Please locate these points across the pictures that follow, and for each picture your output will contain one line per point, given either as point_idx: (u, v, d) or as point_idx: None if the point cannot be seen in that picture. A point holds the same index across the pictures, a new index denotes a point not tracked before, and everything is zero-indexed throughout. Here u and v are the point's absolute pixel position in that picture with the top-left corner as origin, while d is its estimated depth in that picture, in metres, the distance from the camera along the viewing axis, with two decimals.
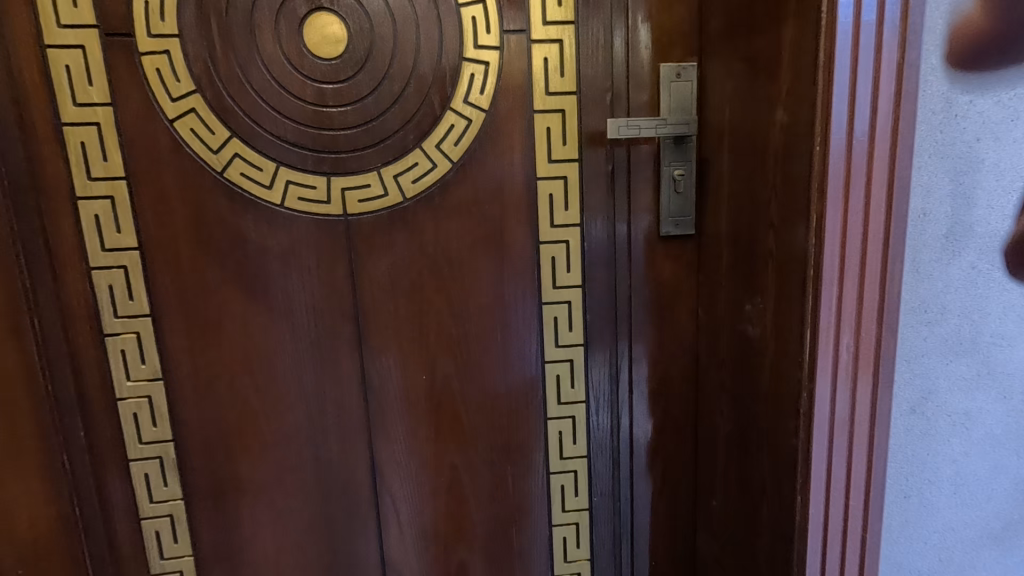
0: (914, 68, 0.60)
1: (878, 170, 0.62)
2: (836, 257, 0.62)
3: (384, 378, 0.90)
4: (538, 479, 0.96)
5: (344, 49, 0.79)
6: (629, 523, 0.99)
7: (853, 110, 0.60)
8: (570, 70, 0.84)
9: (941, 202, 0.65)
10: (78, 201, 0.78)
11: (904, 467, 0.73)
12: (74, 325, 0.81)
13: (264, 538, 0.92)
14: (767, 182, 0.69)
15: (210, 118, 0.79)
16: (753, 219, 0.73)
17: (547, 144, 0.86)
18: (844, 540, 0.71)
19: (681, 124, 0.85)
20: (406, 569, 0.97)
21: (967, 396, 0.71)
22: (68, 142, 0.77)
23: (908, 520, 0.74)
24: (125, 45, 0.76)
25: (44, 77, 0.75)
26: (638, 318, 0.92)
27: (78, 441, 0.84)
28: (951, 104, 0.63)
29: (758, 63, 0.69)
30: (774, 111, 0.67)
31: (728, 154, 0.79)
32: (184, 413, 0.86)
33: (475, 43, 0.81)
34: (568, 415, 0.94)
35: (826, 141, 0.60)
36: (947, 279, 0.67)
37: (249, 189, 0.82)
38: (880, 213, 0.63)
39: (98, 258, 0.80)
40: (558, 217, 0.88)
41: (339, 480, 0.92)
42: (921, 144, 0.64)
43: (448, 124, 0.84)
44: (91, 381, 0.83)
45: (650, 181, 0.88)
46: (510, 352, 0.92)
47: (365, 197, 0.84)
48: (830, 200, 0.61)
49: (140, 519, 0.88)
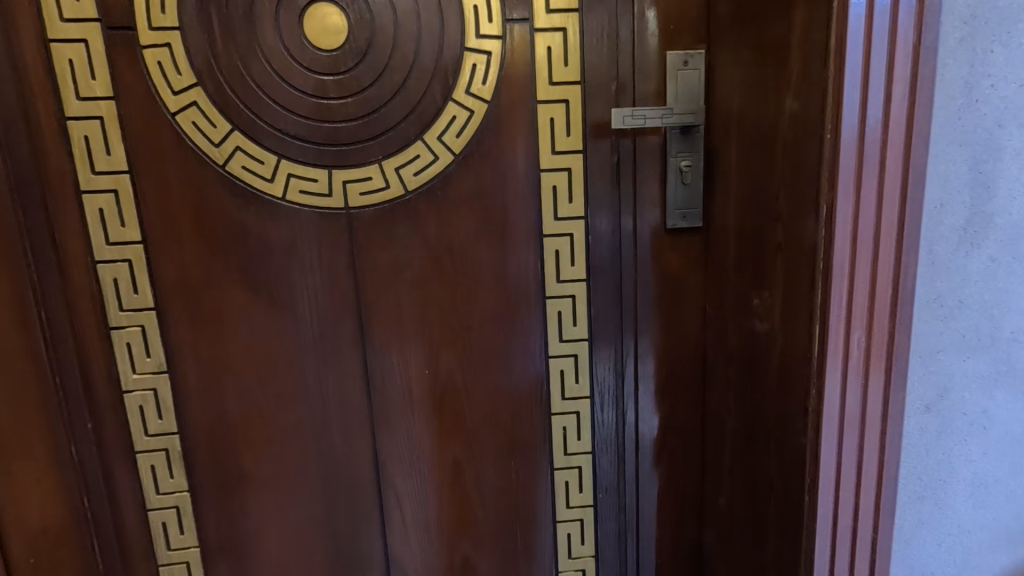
0: (931, 51, 0.58)
1: (893, 158, 0.59)
2: (847, 250, 0.60)
3: (387, 372, 0.90)
4: (542, 475, 0.95)
5: (345, 40, 0.78)
6: (634, 520, 0.98)
7: (866, 96, 0.57)
8: (574, 59, 0.82)
9: (959, 191, 0.63)
10: (83, 195, 0.79)
11: (917, 467, 0.70)
12: (80, 318, 0.82)
13: (269, 531, 0.93)
14: (776, 172, 0.67)
15: (211, 111, 0.79)
16: (761, 211, 0.71)
17: (551, 135, 0.84)
18: (853, 541, 0.69)
19: (688, 113, 0.83)
20: (409, 563, 0.97)
21: (986, 394, 0.68)
22: (72, 136, 0.77)
23: (922, 521, 0.72)
24: (127, 39, 0.76)
25: (48, 71, 0.75)
26: (644, 312, 0.91)
27: (85, 432, 0.85)
28: (971, 89, 0.61)
29: (767, 48, 0.67)
30: (784, 99, 0.64)
31: (736, 144, 0.76)
32: (188, 406, 0.87)
33: (477, 32, 0.80)
34: (572, 411, 0.93)
35: (837, 128, 0.58)
36: (965, 272, 0.65)
37: (251, 183, 0.82)
38: (894, 203, 0.60)
39: (103, 252, 0.81)
40: (562, 209, 0.86)
41: (343, 473, 0.92)
42: (938, 131, 0.61)
43: (450, 115, 0.82)
44: (97, 374, 0.84)
45: (656, 173, 0.86)
46: (513, 346, 0.91)
47: (367, 189, 0.83)
48: (841, 189, 0.59)
49: (146, 511, 0.89)
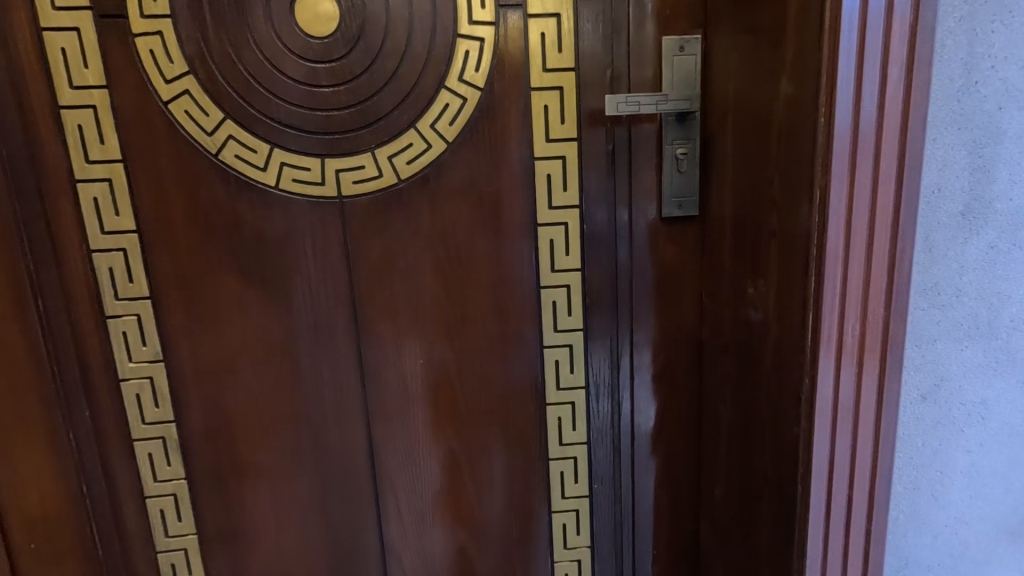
0: (929, 32, 0.56)
1: (889, 142, 0.58)
2: (841, 236, 0.59)
3: (381, 362, 0.90)
4: (537, 466, 0.95)
5: (336, 28, 0.78)
6: (630, 511, 0.98)
7: (861, 78, 0.56)
8: (568, 45, 0.81)
9: (957, 176, 0.61)
10: (77, 184, 0.79)
11: (913, 458, 0.69)
12: (77, 307, 0.83)
13: (265, 519, 0.93)
14: (770, 159, 0.66)
15: (203, 99, 0.79)
16: (756, 198, 0.70)
17: (545, 122, 0.83)
18: (847, 532, 0.68)
19: (683, 100, 0.81)
20: (405, 551, 0.98)
21: (984, 384, 0.67)
22: (66, 125, 0.77)
23: (917, 512, 0.71)
24: (118, 27, 0.76)
25: (40, 60, 0.76)
26: (639, 303, 0.90)
27: (83, 420, 0.86)
28: (970, 71, 0.59)
29: (763, 31, 0.66)
30: (778, 82, 0.63)
31: (731, 130, 0.75)
32: (184, 395, 0.87)
33: (470, 18, 0.79)
34: (567, 402, 0.92)
35: (830, 111, 0.56)
36: (963, 259, 0.63)
37: (244, 172, 0.81)
38: (890, 189, 0.59)
39: (98, 241, 0.81)
40: (556, 198, 0.85)
41: (338, 462, 0.93)
42: (936, 114, 0.60)
43: (443, 103, 0.82)
44: (94, 362, 0.85)
45: (652, 161, 0.85)
46: (508, 336, 0.90)
47: (359, 178, 0.83)
48: (835, 174, 0.58)
49: (144, 498, 0.90)
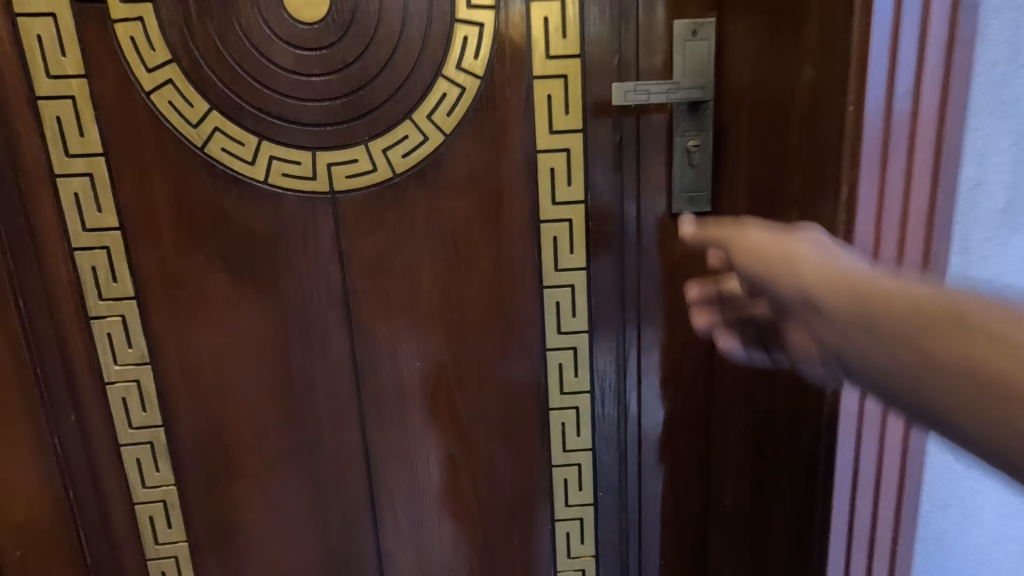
0: (971, 13, 0.53)
1: (925, 132, 0.54)
2: (871, 234, 0.55)
3: (377, 365, 0.86)
4: (539, 472, 0.91)
5: (327, 12, 0.73)
6: (636, 519, 0.94)
7: (897, 61, 0.52)
8: (573, 31, 0.76)
9: (998, 169, 0.58)
10: (57, 180, 0.76)
11: (943, 474, 0.65)
12: (59, 308, 0.79)
13: (258, 526, 0.90)
14: (791, 151, 0.61)
15: (188, 89, 0.74)
16: (774, 193, 0.65)
17: (548, 113, 0.78)
18: (871, 552, 0.64)
19: (695, 88, 0.76)
20: (402, 560, 0.94)
21: None
22: (44, 117, 0.74)
23: (945, 532, 0.67)
24: (97, 13, 0.72)
25: (16, 48, 0.72)
26: (647, 303, 0.85)
27: (68, 425, 0.83)
28: (1014, 56, 0.56)
29: (783, 13, 0.61)
30: (801, 69, 0.58)
31: (747, 121, 0.71)
32: (172, 398, 0.84)
33: (468, 2, 0.74)
34: (572, 406, 0.88)
35: (860, 99, 0.52)
36: (1002, 258, 0.60)
37: (232, 166, 0.77)
38: (926, 182, 0.55)
39: (80, 239, 0.78)
40: (560, 194, 0.81)
41: (333, 468, 0.89)
42: (978, 102, 0.56)
43: (440, 92, 0.77)
44: (78, 365, 0.81)
45: (662, 154, 0.80)
46: (509, 339, 0.86)
47: (353, 172, 0.79)
48: (864, 167, 0.53)
49: (133, 504, 0.87)
